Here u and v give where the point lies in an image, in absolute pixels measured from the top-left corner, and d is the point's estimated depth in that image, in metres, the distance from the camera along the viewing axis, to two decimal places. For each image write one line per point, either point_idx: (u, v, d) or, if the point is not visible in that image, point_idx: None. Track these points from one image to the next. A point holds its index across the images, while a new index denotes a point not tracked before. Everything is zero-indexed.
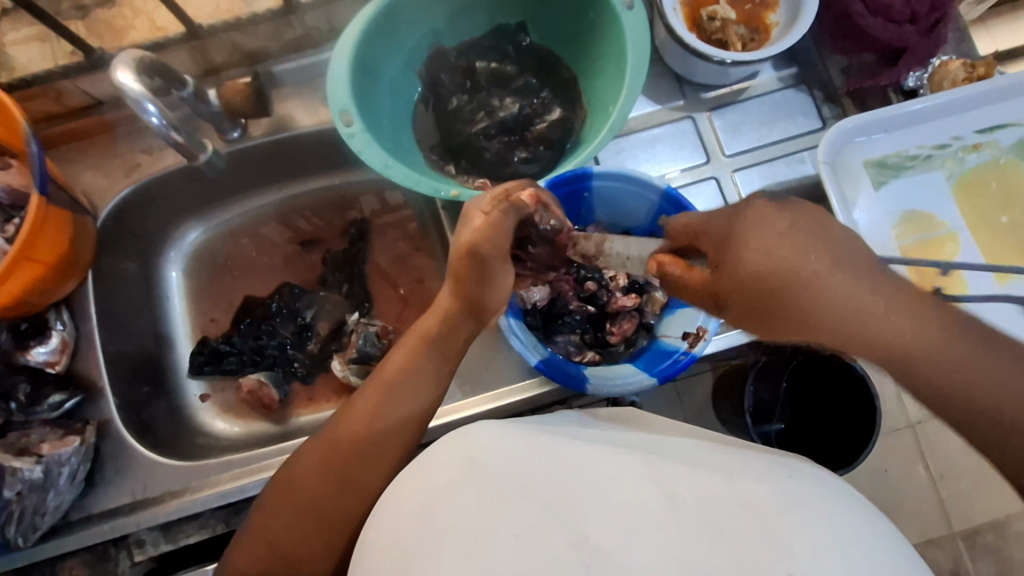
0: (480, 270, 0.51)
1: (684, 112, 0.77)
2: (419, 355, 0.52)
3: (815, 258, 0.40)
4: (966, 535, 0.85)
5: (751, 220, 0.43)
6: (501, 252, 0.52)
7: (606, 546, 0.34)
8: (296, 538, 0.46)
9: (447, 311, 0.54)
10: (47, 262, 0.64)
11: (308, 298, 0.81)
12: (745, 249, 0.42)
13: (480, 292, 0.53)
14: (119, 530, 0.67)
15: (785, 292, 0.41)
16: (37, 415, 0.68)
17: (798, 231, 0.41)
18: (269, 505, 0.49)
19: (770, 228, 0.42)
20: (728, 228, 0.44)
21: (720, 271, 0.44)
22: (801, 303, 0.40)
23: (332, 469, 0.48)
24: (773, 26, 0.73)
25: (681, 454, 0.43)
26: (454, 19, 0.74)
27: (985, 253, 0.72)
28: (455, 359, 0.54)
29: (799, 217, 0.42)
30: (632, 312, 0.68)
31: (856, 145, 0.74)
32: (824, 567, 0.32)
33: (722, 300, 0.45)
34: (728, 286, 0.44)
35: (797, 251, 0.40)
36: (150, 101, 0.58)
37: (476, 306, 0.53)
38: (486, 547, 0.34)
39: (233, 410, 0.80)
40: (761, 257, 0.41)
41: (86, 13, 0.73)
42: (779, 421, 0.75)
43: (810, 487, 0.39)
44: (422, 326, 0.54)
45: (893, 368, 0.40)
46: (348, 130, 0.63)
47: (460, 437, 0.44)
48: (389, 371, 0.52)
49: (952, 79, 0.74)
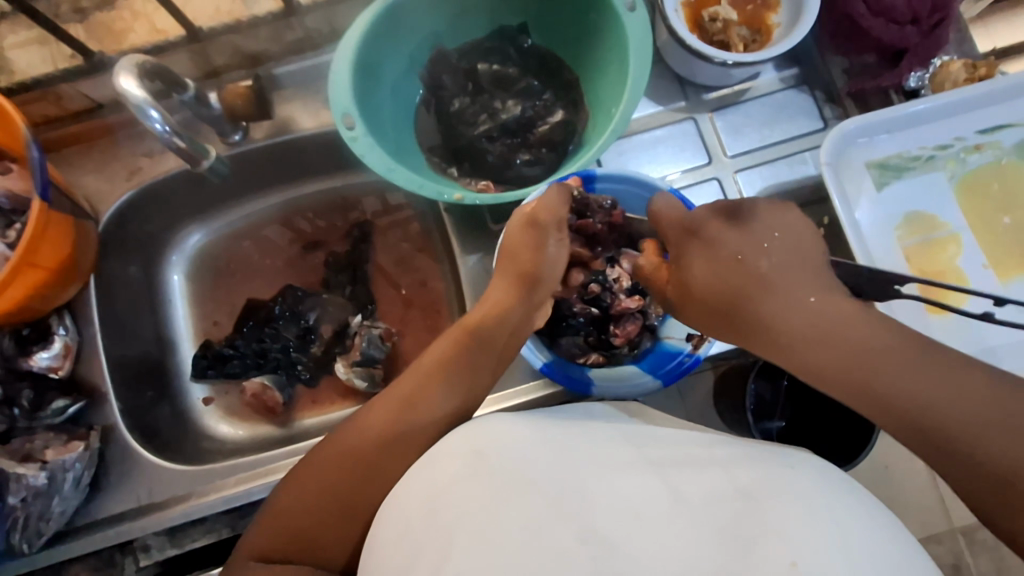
0: (536, 235, 0.59)
1: (686, 113, 0.77)
2: (464, 349, 0.53)
3: (747, 273, 0.49)
4: (967, 531, 0.82)
5: (716, 223, 0.52)
6: (561, 221, 0.59)
7: (610, 540, 0.34)
8: (312, 524, 0.46)
9: (499, 299, 0.57)
10: (49, 268, 0.64)
11: (311, 301, 0.81)
12: (709, 249, 0.51)
13: (537, 262, 0.59)
14: (126, 534, 0.67)
15: (740, 293, 0.48)
16: (41, 420, 0.68)
17: (762, 236, 0.50)
18: (288, 489, 0.48)
19: (731, 242, 0.50)
20: (695, 225, 0.53)
21: (686, 270, 0.52)
22: (755, 304, 0.48)
23: (356, 456, 0.47)
24: (774, 27, 0.73)
25: (687, 447, 0.43)
26: (455, 21, 0.74)
27: (987, 254, 0.72)
28: (497, 357, 0.55)
29: (766, 226, 0.50)
30: (636, 313, 0.67)
31: (858, 146, 0.74)
32: (829, 560, 0.32)
33: (689, 301, 0.53)
34: (695, 287, 0.52)
35: (741, 265, 0.49)
36: (152, 108, 0.58)
37: (530, 279, 0.58)
38: (494, 544, 0.35)
39: (237, 414, 0.80)
40: (709, 270, 0.50)
41: (85, 15, 0.73)
42: (780, 418, 0.73)
43: (819, 477, 0.38)
44: (471, 318, 0.56)
45: (857, 383, 0.42)
46: (349, 134, 0.63)
47: (469, 427, 0.44)
48: (430, 360, 0.53)
49: (953, 81, 0.74)
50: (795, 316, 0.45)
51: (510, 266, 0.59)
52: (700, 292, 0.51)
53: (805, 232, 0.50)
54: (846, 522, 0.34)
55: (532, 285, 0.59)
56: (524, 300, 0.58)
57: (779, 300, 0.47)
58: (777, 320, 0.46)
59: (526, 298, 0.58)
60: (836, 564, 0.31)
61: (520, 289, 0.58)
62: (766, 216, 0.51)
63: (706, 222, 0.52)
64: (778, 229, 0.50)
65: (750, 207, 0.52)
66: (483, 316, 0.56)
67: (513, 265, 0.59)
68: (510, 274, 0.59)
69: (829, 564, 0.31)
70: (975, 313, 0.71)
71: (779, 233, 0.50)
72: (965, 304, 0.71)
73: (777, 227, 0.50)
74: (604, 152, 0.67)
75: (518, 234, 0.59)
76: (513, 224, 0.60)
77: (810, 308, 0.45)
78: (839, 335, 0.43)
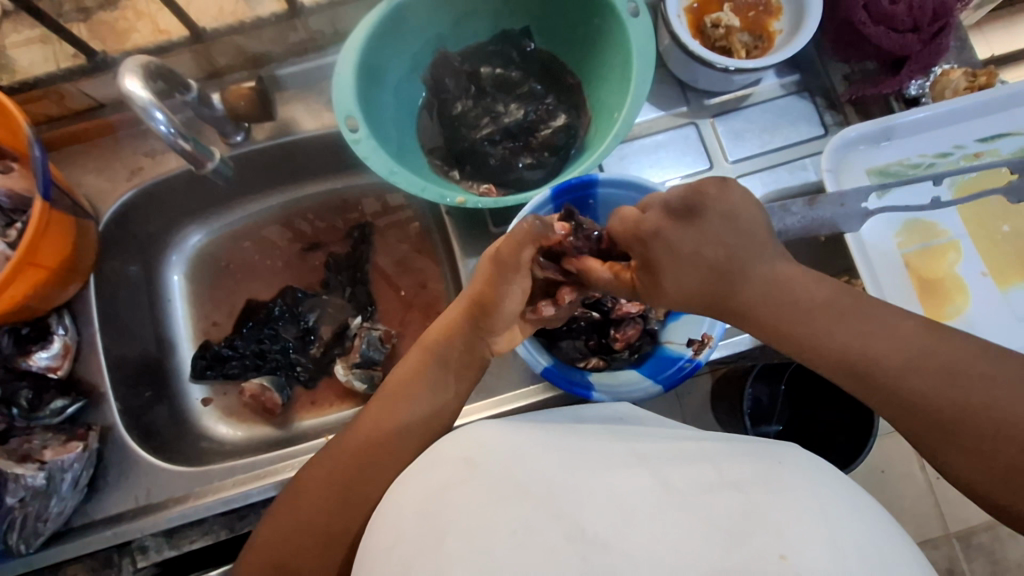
0: (499, 276, 0.54)
1: (688, 118, 0.77)
2: (421, 369, 0.55)
3: (706, 267, 0.50)
4: (962, 535, 0.82)
5: (673, 224, 0.50)
6: (523, 263, 0.54)
7: (603, 537, 0.34)
8: (297, 554, 0.47)
9: (454, 322, 0.56)
10: (49, 267, 0.63)
11: (311, 302, 0.82)
12: (671, 252, 0.50)
13: (491, 300, 0.55)
14: (123, 536, 0.66)
15: (711, 290, 0.51)
16: (38, 421, 0.68)
17: (720, 219, 0.50)
18: (273, 519, 0.50)
19: (689, 240, 0.50)
20: (654, 229, 0.51)
21: (655, 271, 0.51)
22: (727, 296, 0.51)
23: (336, 484, 0.49)
24: (776, 33, 0.73)
25: (676, 445, 0.43)
26: (459, 24, 0.74)
27: (986, 260, 0.73)
28: (459, 378, 0.56)
29: (723, 206, 0.50)
30: (637, 318, 0.67)
31: (861, 153, 0.75)
32: (817, 554, 0.31)
33: (661, 296, 0.53)
34: (669, 288, 0.52)
35: (701, 259, 0.50)
36: (158, 109, 0.58)
37: (485, 314, 0.55)
38: (484, 545, 0.34)
39: (236, 414, 0.80)
40: (677, 273, 0.51)
41: (88, 15, 0.72)
42: (778, 423, 0.75)
43: (809, 472, 0.38)
44: (427, 337, 0.57)
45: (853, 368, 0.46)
46: (352, 137, 0.63)
47: (459, 435, 0.44)
48: (391, 385, 0.54)
49: (953, 88, 0.75)
50: (758, 293, 0.50)
51: (468, 291, 0.57)
52: (674, 292, 0.52)
53: (746, 200, 0.51)
54: (835, 519, 0.34)
55: (483, 316, 0.55)
56: (475, 326, 0.56)
57: (748, 284, 0.50)
58: (744, 296, 0.50)
59: (478, 325, 0.56)
60: (822, 559, 0.31)
61: (471, 317, 0.56)
62: (720, 196, 0.51)
63: (661, 228, 0.51)
64: (733, 203, 0.51)
65: (702, 197, 0.50)
66: (439, 333, 0.56)
67: (471, 290, 0.57)
68: (467, 301, 0.56)
69: (816, 558, 0.31)
70: (976, 317, 0.71)
71: (733, 208, 0.51)
72: (966, 311, 0.71)
73: (734, 201, 0.51)
74: (607, 155, 0.67)
75: (518, 246, 0.53)
76: (484, 257, 0.57)
77: (770, 278, 0.49)
78: (792, 300, 0.49)
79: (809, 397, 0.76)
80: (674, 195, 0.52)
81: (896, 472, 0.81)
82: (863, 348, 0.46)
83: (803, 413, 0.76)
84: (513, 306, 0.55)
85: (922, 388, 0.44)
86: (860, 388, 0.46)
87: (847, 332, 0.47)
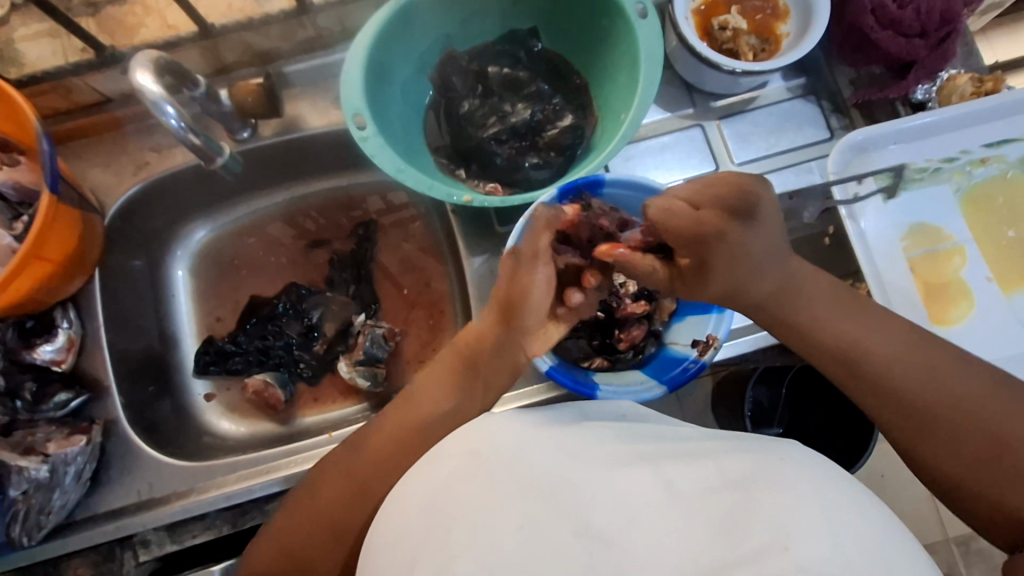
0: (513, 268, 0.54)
1: (694, 120, 0.77)
2: (447, 373, 0.54)
3: (743, 264, 0.51)
4: (962, 541, 0.82)
5: (730, 225, 0.50)
6: (542, 251, 0.54)
7: (607, 532, 0.34)
8: (308, 544, 0.48)
9: (484, 327, 0.55)
10: (55, 261, 0.64)
11: (315, 299, 0.82)
12: (728, 253, 0.50)
13: (513, 294, 0.53)
14: (124, 530, 0.67)
15: (742, 286, 0.53)
16: (43, 413, 0.68)
17: (762, 217, 0.51)
18: (288, 510, 0.51)
19: (739, 240, 0.50)
20: (715, 230, 0.49)
21: (711, 270, 0.52)
22: (751, 289, 0.53)
23: (346, 478, 0.49)
24: (784, 36, 0.73)
25: (678, 442, 0.42)
26: (467, 24, 0.74)
27: (991, 265, 0.73)
28: (488, 384, 0.53)
29: (764, 204, 0.51)
30: (641, 319, 0.68)
31: (866, 157, 0.75)
32: (819, 547, 0.32)
33: (706, 290, 0.54)
34: (718, 284, 0.53)
35: (743, 256, 0.51)
36: (169, 103, 0.58)
37: (509, 313, 0.53)
38: (489, 540, 0.34)
39: (238, 410, 0.80)
40: (724, 271, 0.52)
41: (97, 10, 0.73)
42: (778, 425, 0.73)
43: (809, 468, 0.38)
44: (460, 343, 0.56)
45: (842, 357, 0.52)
46: (360, 134, 0.63)
47: (461, 432, 0.44)
48: (416, 386, 0.54)
49: (959, 93, 0.75)
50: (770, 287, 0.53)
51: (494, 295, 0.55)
52: (718, 288, 0.53)
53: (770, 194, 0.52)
54: (837, 515, 0.34)
55: (511, 314, 0.54)
56: (507, 324, 0.54)
57: (763, 278, 0.52)
58: (762, 290, 0.53)
59: (506, 330, 0.54)
60: (826, 555, 0.31)
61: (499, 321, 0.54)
62: (761, 194, 0.51)
63: (723, 229, 0.49)
64: (767, 197, 0.51)
65: (752, 197, 0.50)
66: (469, 339, 0.55)
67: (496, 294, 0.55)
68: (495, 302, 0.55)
69: (819, 552, 0.31)
70: (980, 322, 0.71)
71: (768, 204, 0.51)
72: (969, 316, 0.71)
73: (767, 195, 0.51)
74: (613, 156, 0.67)
75: (535, 237, 0.54)
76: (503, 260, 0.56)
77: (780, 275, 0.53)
78: (797, 292, 0.54)
79: (811, 405, 0.75)
80: (725, 191, 0.50)
81: (897, 476, 0.82)
82: (852, 337, 0.52)
83: (803, 416, 0.75)
84: (541, 298, 0.54)
85: (907, 374, 0.50)
86: (855, 377, 0.52)
87: (841, 322, 0.53)
